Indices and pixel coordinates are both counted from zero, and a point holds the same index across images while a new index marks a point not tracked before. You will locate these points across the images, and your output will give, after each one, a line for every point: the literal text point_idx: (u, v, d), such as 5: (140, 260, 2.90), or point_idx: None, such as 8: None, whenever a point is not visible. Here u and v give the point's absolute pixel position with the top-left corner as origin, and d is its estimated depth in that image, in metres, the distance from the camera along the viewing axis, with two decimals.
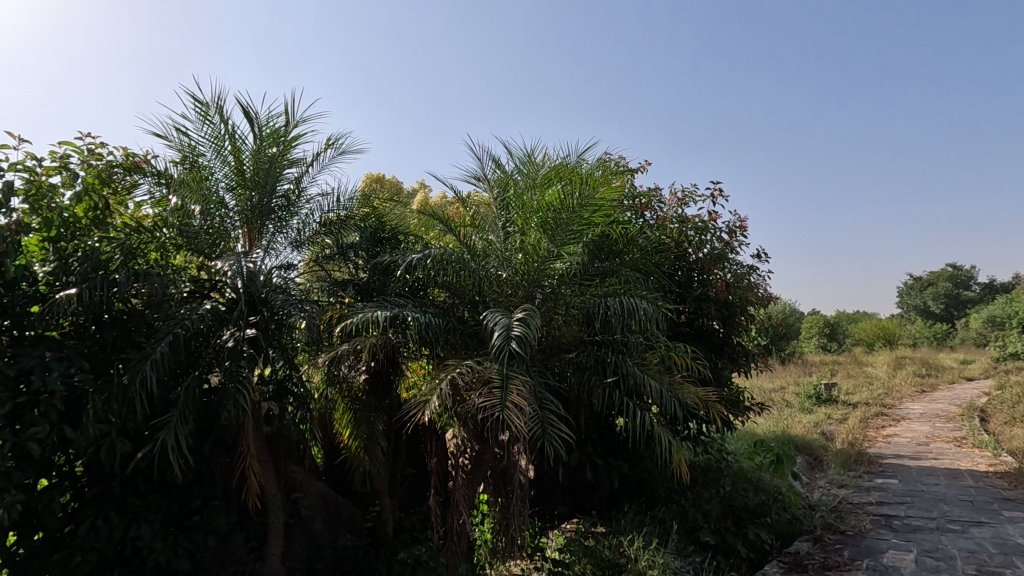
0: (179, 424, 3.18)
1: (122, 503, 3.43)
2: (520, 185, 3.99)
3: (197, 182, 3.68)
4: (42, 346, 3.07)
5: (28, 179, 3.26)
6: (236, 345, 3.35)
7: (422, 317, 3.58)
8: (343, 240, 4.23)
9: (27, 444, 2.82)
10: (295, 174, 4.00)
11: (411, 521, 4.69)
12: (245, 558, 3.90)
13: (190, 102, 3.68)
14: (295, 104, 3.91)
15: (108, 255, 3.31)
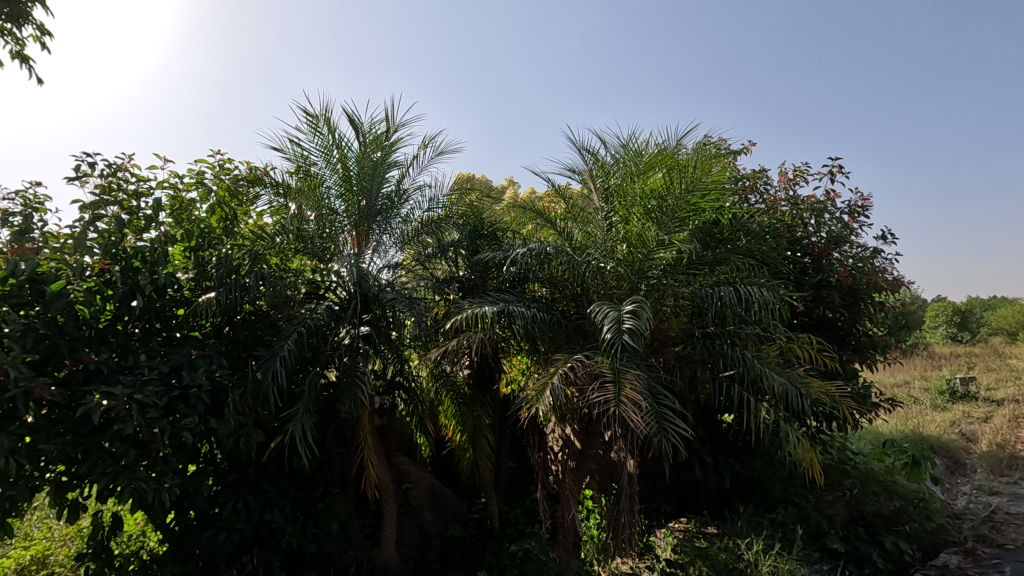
0: (306, 417, 3.40)
1: (257, 488, 3.73)
2: (620, 173, 3.88)
3: (311, 190, 3.93)
4: (188, 345, 3.39)
5: (172, 195, 3.65)
6: (352, 341, 3.57)
7: (528, 312, 3.55)
8: (443, 239, 4.35)
9: (181, 433, 3.12)
10: (397, 176, 4.16)
11: (516, 514, 4.75)
12: (363, 544, 4.10)
13: (303, 115, 3.92)
14: (394, 109, 4.07)
15: (238, 262, 3.60)
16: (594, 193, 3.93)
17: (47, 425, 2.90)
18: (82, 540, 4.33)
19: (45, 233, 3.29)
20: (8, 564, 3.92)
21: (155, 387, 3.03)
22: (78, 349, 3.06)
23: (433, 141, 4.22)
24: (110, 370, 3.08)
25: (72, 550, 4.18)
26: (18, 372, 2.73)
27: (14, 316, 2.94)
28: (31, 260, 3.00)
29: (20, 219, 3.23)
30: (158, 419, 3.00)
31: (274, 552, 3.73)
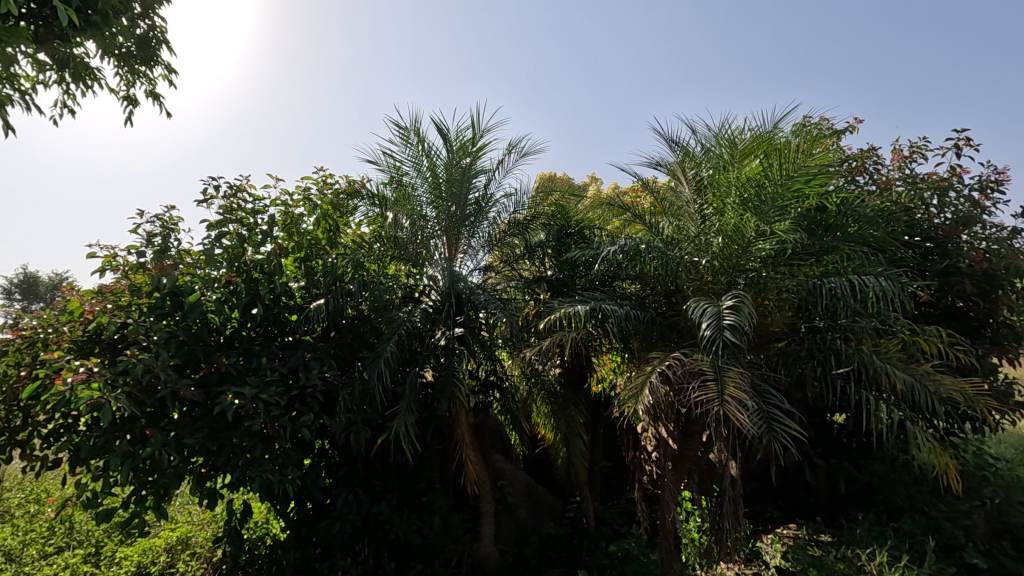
0: (408, 415, 3.57)
1: (365, 482, 3.96)
2: (713, 163, 3.75)
3: (405, 200, 4.13)
4: (302, 348, 3.68)
5: (283, 211, 3.97)
6: (448, 343, 3.72)
7: (621, 310, 3.50)
8: (530, 240, 4.41)
9: (300, 429, 3.39)
10: (484, 181, 4.26)
11: (611, 514, 4.70)
12: (463, 538, 4.23)
13: (394, 128, 4.11)
14: (480, 115, 4.16)
15: (343, 270, 3.85)
16: (687, 185, 3.82)
17: (189, 421, 3.25)
18: (217, 525, 4.83)
19: (180, 251, 3.69)
20: (159, 543, 4.46)
21: (277, 387, 3.32)
22: (211, 353, 3.41)
23: (517, 144, 4.26)
24: (239, 372, 3.41)
25: (209, 534, 4.68)
26: (165, 374, 3.09)
27: (160, 325, 3.33)
28: (171, 276, 3.39)
29: (160, 240, 3.66)
30: (280, 416, 3.28)
31: (382, 542, 3.94)
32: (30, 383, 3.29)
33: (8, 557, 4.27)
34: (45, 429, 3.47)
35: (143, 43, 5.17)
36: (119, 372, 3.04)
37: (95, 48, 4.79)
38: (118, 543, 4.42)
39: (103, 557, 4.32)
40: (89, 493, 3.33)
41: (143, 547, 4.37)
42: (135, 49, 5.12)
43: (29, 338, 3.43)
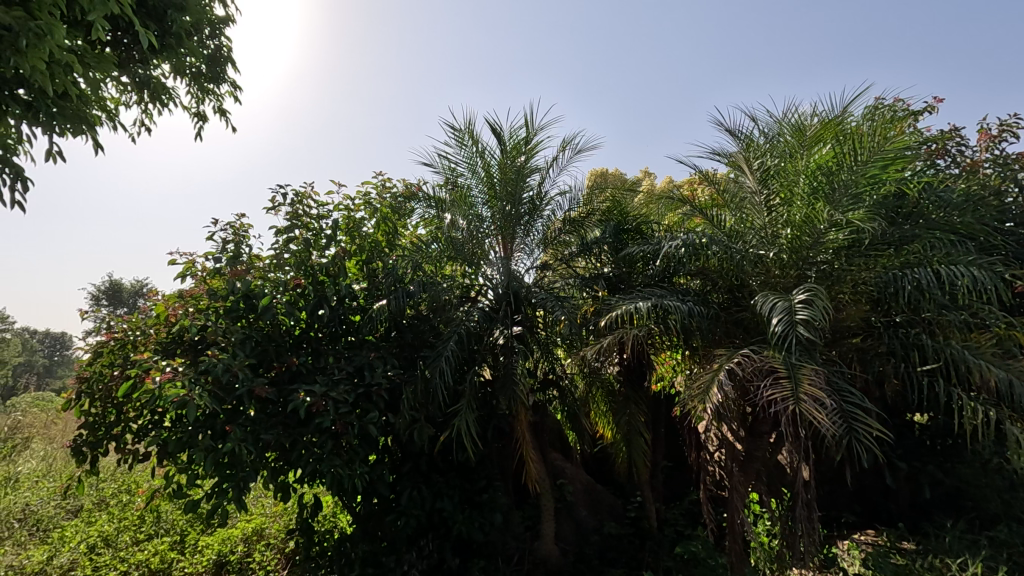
0: (469, 412, 3.62)
1: (428, 478, 4.04)
2: (776, 152, 3.61)
3: (461, 200, 4.19)
4: (366, 347, 3.79)
5: (346, 215, 4.11)
6: (507, 342, 3.75)
7: (685, 306, 3.39)
8: (586, 237, 4.38)
9: (367, 426, 3.50)
10: (538, 179, 4.26)
11: (675, 515, 4.59)
12: (524, 536, 4.24)
13: (449, 131, 4.18)
14: (533, 113, 4.17)
15: (403, 271, 3.93)
16: (747, 176, 3.67)
17: (264, 417, 3.41)
18: (288, 517, 5.06)
19: (251, 257, 3.88)
20: (237, 533, 4.72)
21: (344, 385, 3.45)
22: (283, 353, 3.57)
23: (571, 141, 4.23)
24: (308, 370, 3.56)
25: (282, 525, 4.91)
26: (242, 373, 3.26)
27: (236, 327, 3.52)
28: (244, 280, 3.58)
29: (232, 246, 3.85)
30: (348, 413, 3.40)
31: (446, 538, 4.01)
32: (122, 382, 3.55)
33: (106, 542, 4.63)
34: (136, 425, 3.73)
35: (212, 61, 5.47)
36: (200, 371, 3.22)
37: (170, 68, 5.11)
38: (201, 532, 4.71)
39: (188, 545, 4.61)
40: (175, 485, 3.55)
41: (222, 537, 4.64)
42: (206, 67, 5.43)
43: (120, 341, 3.70)
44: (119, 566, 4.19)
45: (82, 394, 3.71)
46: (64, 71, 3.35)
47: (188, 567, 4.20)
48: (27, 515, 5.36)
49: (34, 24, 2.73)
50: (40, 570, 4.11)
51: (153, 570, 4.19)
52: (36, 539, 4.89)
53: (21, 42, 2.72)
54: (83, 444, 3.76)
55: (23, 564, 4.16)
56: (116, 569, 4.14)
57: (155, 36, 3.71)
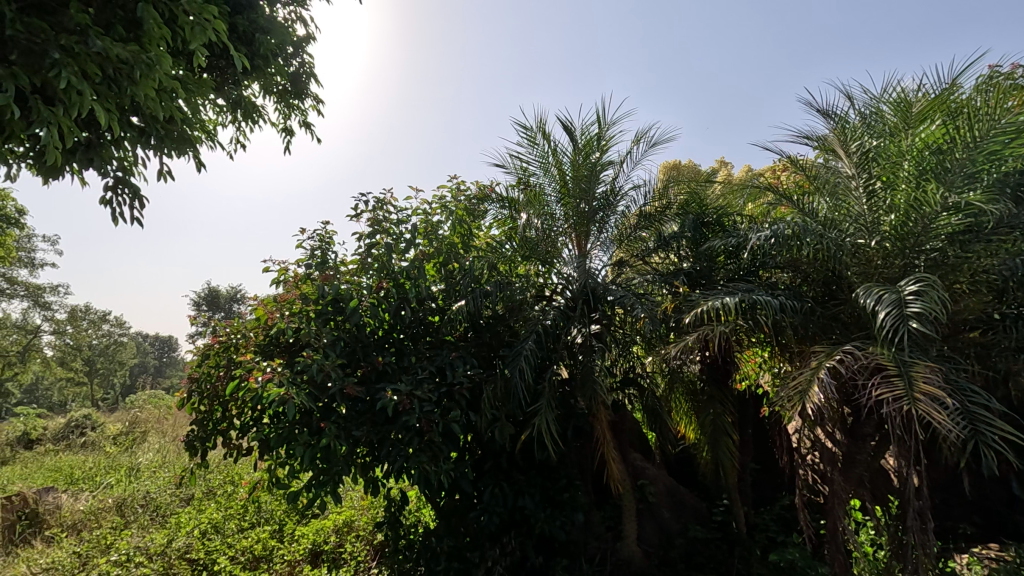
0: (549, 412, 3.61)
1: (509, 476, 4.08)
2: (879, 131, 3.35)
3: (535, 200, 4.23)
4: (447, 347, 3.88)
5: (424, 219, 4.23)
6: (586, 340, 3.73)
7: (776, 300, 3.20)
8: (663, 231, 4.26)
9: (451, 424, 3.59)
10: (611, 174, 4.19)
11: (765, 520, 4.37)
12: (605, 536, 4.19)
13: (520, 131, 4.19)
14: (605, 108, 4.10)
15: (479, 271, 4.00)
16: (843, 160, 3.45)
17: (355, 415, 3.58)
18: (375, 510, 5.29)
19: (337, 262, 4.08)
20: (329, 524, 4.98)
21: (428, 385, 3.56)
22: (370, 354, 3.73)
23: (645, 133, 4.11)
24: (394, 370, 3.70)
25: (369, 518, 5.13)
26: (335, 373, 3.44)
27: (326, 329, 3.72)
28: (333, 285, 3.77)
29: (320, 252, 4.07)
30: (433, 412, 3.51)
31: (528, 535, 4.03)
32: (228, 382, 3.84)
33: (215, 528, 5.03)
34: (239, 421, 4.02)
35: (295, 79, 5.78)
36: (297, 371, 3.42)
37: (258, 88, 5.45)
38: (297, 522, 5.02)
39: (286, 534, 4.92)
40: (275, 477, 3.79)
41: (316, 527, 4.92)
42: (289, 85, 5.76)
43: (224, 344, 4.00)
44: (227, 551, 4.54)
45: (193, 393, 4.05)
46: (170, 98, 3.65)
47: (287, 554, 4.49)
48: (148, 502, 5.94)
49: (145, 56, 3.00)
50: (162, 552, 4.52)
51: (257, 556, 4.51)
52: (157, 524, 5.40)
53: (136, 74, 2.99)
54: (194, 439, 4.10)
55: (147, 546, 4.60)
56: (225, 554, 4.49)
57: (246, 60, 3.97)
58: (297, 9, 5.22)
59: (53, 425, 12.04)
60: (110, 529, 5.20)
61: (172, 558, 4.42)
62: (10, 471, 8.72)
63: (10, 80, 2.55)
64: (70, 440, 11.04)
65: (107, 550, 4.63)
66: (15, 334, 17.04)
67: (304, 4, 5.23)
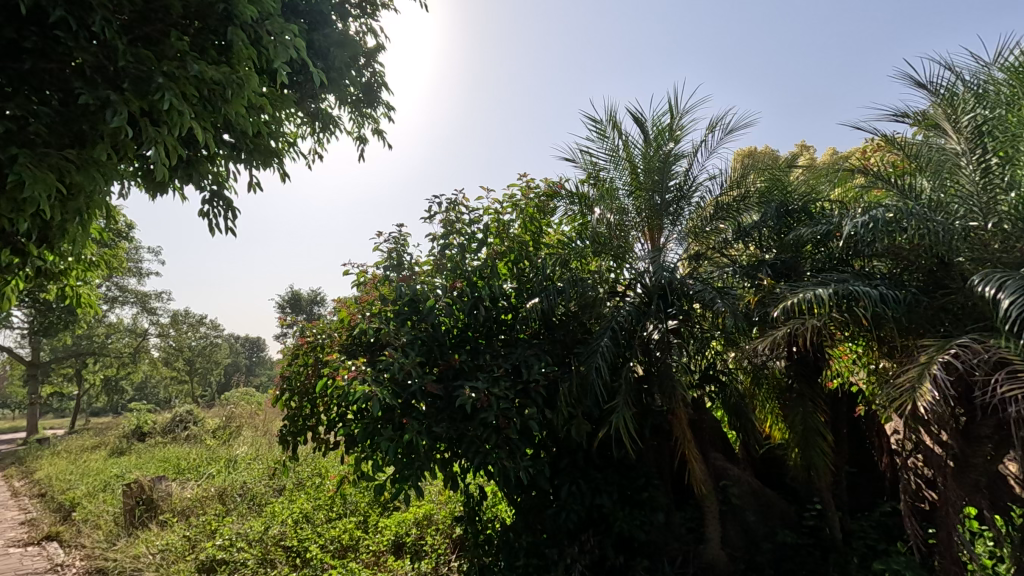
0: (626, 409, 3.54)
1: (586, 474, 4.04)
2: (992, 102, 3.12)
3: (607, 194, 4.11)
4: (521, 345, 3.89)
5: (494, 218, 4.25)
6: (662, 336, 3.63)
7: (876, 291, 2.99)
8: (742, 222, 4.04)
9: (527, 422, 3.60)
10: (685, 165, 4.05)
11: (863, 526, 4.07)
12: (687, 538, 4.05)
13: (590, 125, 4.14)
14: (677, 97, 3.98)
15: (551, 269, 4.01)
16: (951, 134, 3.22)
17: (434, 411, 3.67)
18: (452, 505, 5.42)
19: (412, 262, 4.19)
20: (410, 517, 5.15)
21: (504, 382, 3.59)
22: (447, 352, 3.81)
23: (720, 120, 3.94)
24: (470, 367, 3.75)
25: (447, 513, 5.26)
26: (414, 371, 3.55)
27: (404, 328, 3.83)
28: (410, 286, 3.89)
29: (396, 254, 4.20)
30: (509, 409, 3.53)
31: (607, 534, 3.98)
32: (316, 380, 4.04)
33: (305, 517, 5.33)
34: (326, 417, 4.23)
35: (367, 88, 6.00)
36: (379, 369, 3.54)
37: (334, 100, 5.71)
38: (380, 515, 5.22)
39: (370, 525, 5.14)
40: (360, 471, 3.95)
41: (398, 520, 5.10)
42: (362, 95, 5.99)
43: (311, 343, 4.20)
44: (318, 540, 4.80)
45: (285, 390, 4.30)
46: (257, 114, 3.89)
47: (372, 545, 4.68)
48: (246, 491, 6.38)
49: (235, 76, 3.21)
50: (260, 538, 4.85)
51: (345, 546, 4.74)
52: (254, 512, 5.79)
53: (228, 93, 3.20)
54: (287, 433, 4.35)
55: (247, 532, 4.94)
56: (316, 542, 4.75)
57: (324, 75, 4.17)
58: (368, 21, 5.42)
59: (162, 419, 13.24)
60: (214, 516, 5.64)
61: (270, 545, 4.73)
62: (129, 460, 9.67)
63: (124, 105, 2.80)
64: (177, 434, 12.09)
65: (212, 536, 5.02)
66: (128, 337, 18.85)
67: (374, 15, 5.42)
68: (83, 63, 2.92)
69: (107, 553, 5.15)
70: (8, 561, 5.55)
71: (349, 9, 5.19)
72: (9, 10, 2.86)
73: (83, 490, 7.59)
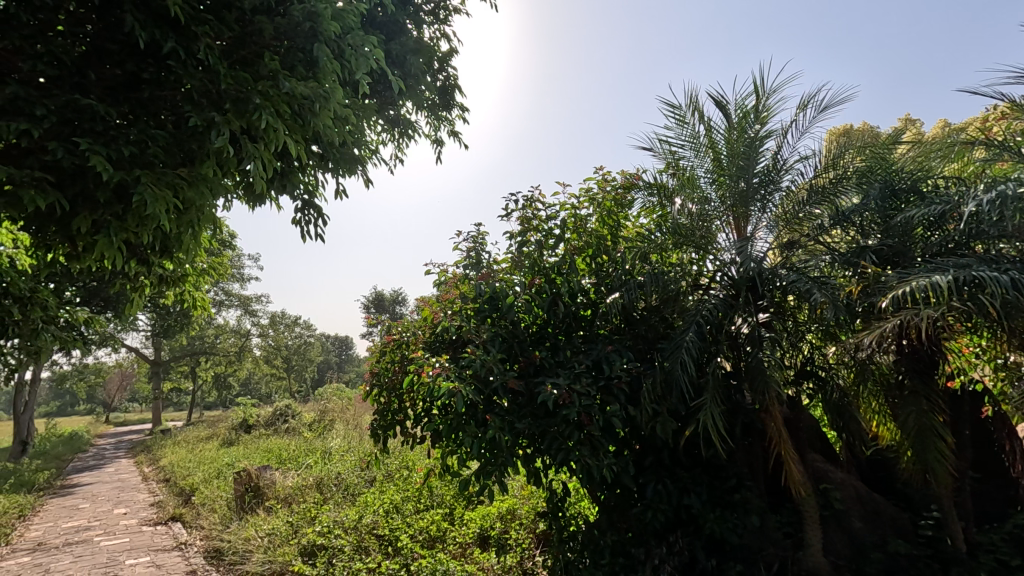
0: (715, 407, 3.38)
1: (672, 473, 3.91)
2: None
3: (688, 183, 3.97)
4: (601, 340, 3.84)
5: (571, 214, 4.20)
6: (752, 331, 3.46)
7: (1006, 276, 2.68)
8: (840, 205, 3.73)
9: (611, 419, 3.55)
10: (773, 147, 3.82)
11: (993, 539, 3.65)
12: (784, 543, 3.81)
13: (669, 113, 4.01)
14: (763, 76, 3.76)
15: (631, 263, 3.90)
16: None
17: (516, 407, 3.69)
18: (535, 500, 5.45)
19: (490, 261, 4.25)
20: (494, 511, 5.24)
21: (586, 378, 3.56)
22: (527, 349, 3.82)
23: (812, 97, 3.67)
24: (550, 364, 3.74)
25: (530, 507, 5.30)
26: (496, 367, 3.59)
27: (485, 326, 3.89)
28: (489, 284, 3.94)
29: (475, 253, 4.28)
30: (592, 406, 3.48)
31: (696, 536, 3.84)
32: (403, 376, 4.20)
33: (396, 508, 5.57)
34: (413, 412, 4.38)
35: (443, 92, 6.15)
36: (462, 366, 3.61)
37: (412, 106, 5.90)
38: (465, 508, 5.35)
39: (456, 517, 5.28)
40: (446, 465, 4.06)
41: (483, 513, 5.21)
42: (439, 98, 6.15)
43: (397, 341, 4.34)
44: (407, 529, 5.00)
45: (374, 385, 4.49)
46: (343, 124, 4.10)
47: (458, 537, 4.81)
48: (340, 481, 6.77)
49: (322, 90, 3.39)
50: (355, 526, 5.12)
51: (433, 536, 4.91)
52: (348, 501, 6.14)
53: (316, 107, 3.39)
54: (377, 427, 4.55)
55: (343, 520, 5.24)
56: (406, 532, 4.95)
57: (401, 82, 4.30)
58: (440, 26, 5.55)
59: (265, 413, 14.33)
60: (313, 503, 6.03)
61: (363, 533, 4.99)
62: (238, 450, 10.57)
63: (226, 124, 3.04)
64: (278, 426, 13.06)
65: (312, 522, 5.37)
66: (233, 337, 20.57)
67: (447, 21, 5.54)
68: (190, 88, 3.19)
69: (223, 534, 5.66)
70: (142, 539, 6.25)
71: (423, 16, 5.34)
72: (128, 46, 3.18)
73: (200, 476, 8.39)
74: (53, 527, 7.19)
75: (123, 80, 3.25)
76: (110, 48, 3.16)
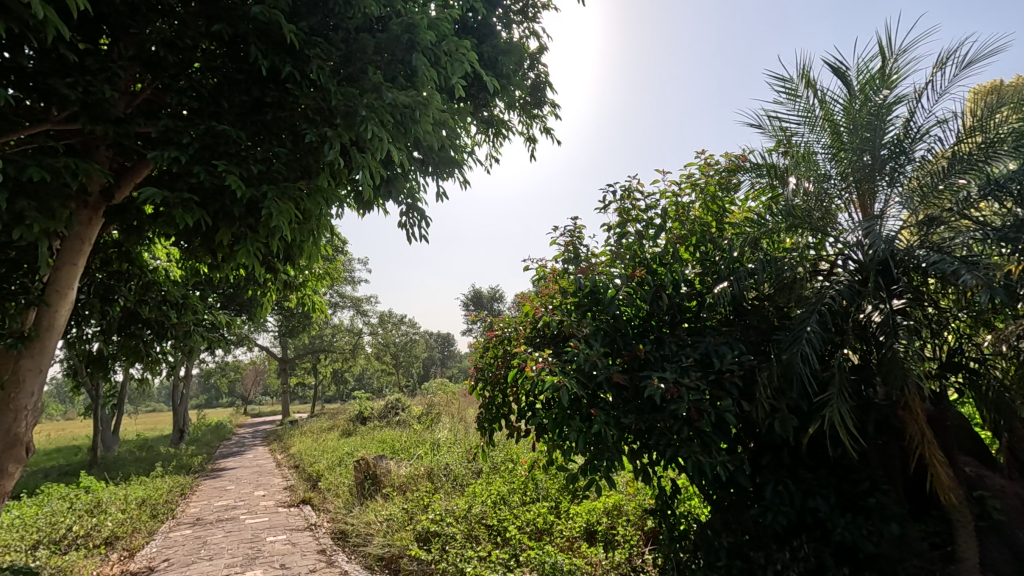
0: (842, 402, 3.09)
1: (794, 474, 3.63)
2: None
3: (803, 160, 3.67)
4: (709, 332, 3.66)
5: (673, 201, 4.04)
6: (885, 319, 3.12)
7: None
8: (992, 173, 3.25)
9: (723, 414, 3.37)
10: (904, 114, 3.43)
11: None
12: (932, 556, 3.39)
13: (779, 87, 3.73)
14: (890, 35, 3.38)
15: (739, 250, 3.66)
16: None
17: (621, 402, 3.62)
18: (642, 498, 5.33)
19: (588, 254, 4.22)
20: (600, 507, 5.20)
21: (694, 372, 3.41)
22: (630, 342, 3.73)
23: (952, 52, 3.24)
24: (655, 358, 3.62)
25: (637, 504, 5.21)
26: (599, 362, 3.53)
27: (586, 320, 3.86)
28: (590, 277, 3.89)
29: (573, 247, 4.25)
30: (702, 401, 3.33)
31: (824, 542, 3.53)
32: (506, 370, 4.29)
33: (503, 499, 5.70)
34: (517, 406, 4.45)
35: (534, 89, 6.18)
36: (565, 360, 3.61)
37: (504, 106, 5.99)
38: (571, 502, 5.36)
39: (562, 511, 5.32)
40: (551, 459, 4.09)
41: (589, 508, 5.20)
42: (530, 96, 6.19)
43: (499, 337, 4.38)
44: (515, 521, 5.10)
45: (479, 379, 4.62)
46: (441, 129, 4.26)
47: (565, 530, 4.83)
48: (449, 472, 7.07)
49: (421, 98, 3.54)
50: (465, 515, 5.32)
51: (540, 529, 4.98)
52: (458, 491, 6.40)
53: (416, 114, 3.54)
54: (483, 420, 4.68)
55: (454, 509, 5.46)
56: (514, 523, 5.05)
57: (496, 83, 4.39)
58: (530, 24, 5.58)
59: (378, 406, 15.33)
60: (425, 492, 6.35)
61: (473, 522, 5.17)
62: (356, 441, 11.37)
63: (336, 138, 3.26)
64: (389, 419, 13.91)
65: (425, 510, 5.65)
66: (348, 336, 22.23)
67: (536, 18, 5.56)
68: (306, 107, 3.46)
69: (347, 517, 6.12)
70: (279, 518, 6.95)
71: (512, 16, 5.40)
72: (253, 74, 3.52)
73: (325, 464, 9.16)
74: (208, 504, 8.22)
75: (250, 105, 3.60)
76: (238, 77, 3.51)
